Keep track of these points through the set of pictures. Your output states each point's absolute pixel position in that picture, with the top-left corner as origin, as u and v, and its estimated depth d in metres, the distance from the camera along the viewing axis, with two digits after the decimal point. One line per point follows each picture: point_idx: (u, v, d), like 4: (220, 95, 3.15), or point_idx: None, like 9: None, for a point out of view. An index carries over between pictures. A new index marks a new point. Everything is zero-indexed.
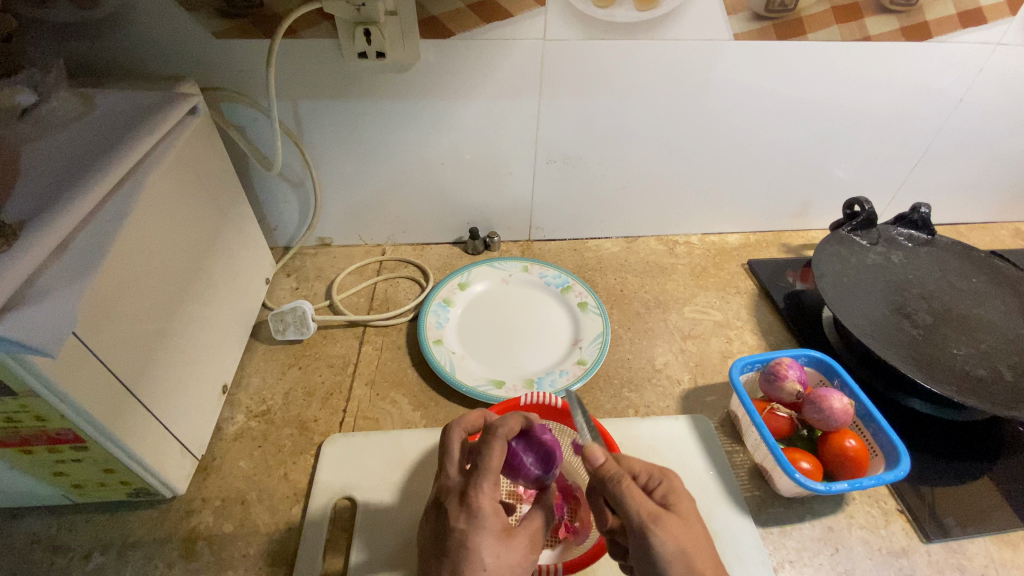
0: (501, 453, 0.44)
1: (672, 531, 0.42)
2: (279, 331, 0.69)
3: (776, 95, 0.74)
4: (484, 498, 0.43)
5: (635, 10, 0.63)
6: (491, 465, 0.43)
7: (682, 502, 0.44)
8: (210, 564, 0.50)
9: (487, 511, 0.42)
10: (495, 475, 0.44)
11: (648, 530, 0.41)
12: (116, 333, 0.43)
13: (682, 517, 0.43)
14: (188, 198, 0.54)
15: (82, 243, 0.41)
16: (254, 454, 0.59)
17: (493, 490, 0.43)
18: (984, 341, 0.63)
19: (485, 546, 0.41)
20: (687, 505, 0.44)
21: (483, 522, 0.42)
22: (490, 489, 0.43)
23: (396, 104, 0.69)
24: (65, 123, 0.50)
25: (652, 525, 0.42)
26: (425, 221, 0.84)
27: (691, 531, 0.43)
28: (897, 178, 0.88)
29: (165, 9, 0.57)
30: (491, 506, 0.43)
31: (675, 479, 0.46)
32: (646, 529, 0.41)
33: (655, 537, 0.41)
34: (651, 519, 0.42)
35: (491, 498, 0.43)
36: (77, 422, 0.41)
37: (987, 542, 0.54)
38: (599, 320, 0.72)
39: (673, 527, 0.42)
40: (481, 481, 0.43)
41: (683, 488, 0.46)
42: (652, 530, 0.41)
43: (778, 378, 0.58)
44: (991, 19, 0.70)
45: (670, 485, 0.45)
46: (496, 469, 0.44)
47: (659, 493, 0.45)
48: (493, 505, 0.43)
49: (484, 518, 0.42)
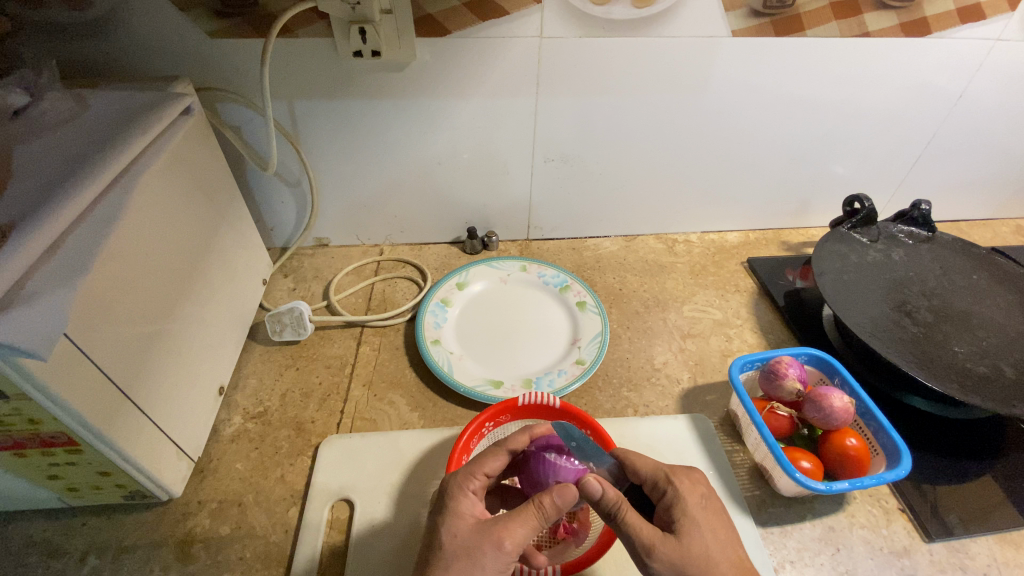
0: (495, 456, 0.47)
1: (673, 560, 0.41)
2: (276, 332, 0.69)
3: (774, 92, 0.74)
4: (459, 484, 0.45)
5: (632, 6, 0.63)
6: (483, 462, 0.46)
7: (687, 513, 0.44)
8: (207, 566, 0.50)
9: (457, 495, 0.44)
10: (484, 472, 0.46)
11: (644, 562, 0.42)
12: (108, 336, 0.42)
13: (683, 538, 0.42)
14: (182, 198, 0.54)
15: (75, 243, 0.41)
16: (251, 455, 0.58)
17: (472, 486, 0.45)
18: (986, 339, 0.63)
19: (448, 525, 0.43)
20: (691, 516, 0.44)
21: (450, 505, 0.44)
22: (465, 481, 0.45)
23: (393, 104, 0.69)
24: (58, 124, 0.50)
25: (652, 557, 0.42)
26: (423, 220, 0.83)
27: (692, 549, 0.42)
28: (898, 175, 0.87)
29: (159, 9, 0.57)
30: (463, 497, 0.44)
31: (681, 486, 0.45)
32: (641, 559, 0.42)
33: (651, 567, 0.42)
34: (648, 550, 0.42)
35: (465, 485, 0.45)
36: (69, 425, 0.40)
37: (989, 542, 0.54)
38: (597, 319, 0.72)
39: (672, 554, 0.42)
40: (465, 469, 0.46)
41: (689, 494, 0.45)
42: (648, 562, 0.42)
43: (778, 377, 0.57)
44: (991, 14, 0.69)
45: (673, 495, 0.45)
46: (488, 467, 0.46)
47: (663, 504, 0.45)
48: (466, 496, 0.44)
49: (453, 502, 0.44)
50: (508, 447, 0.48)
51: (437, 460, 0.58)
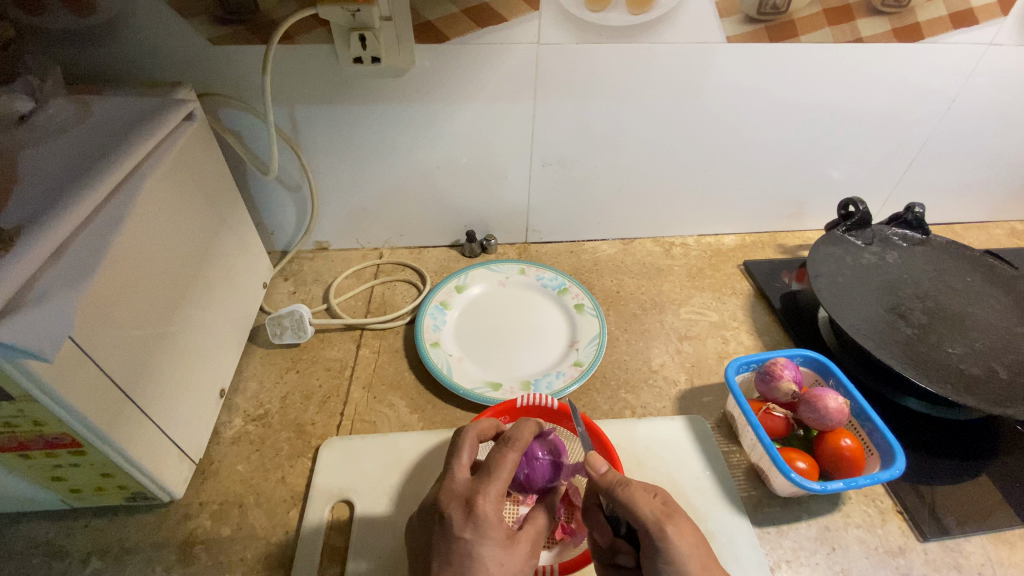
0: (515, 462, 0.43)
1: (686, 533, 0.41)
2: (276, 335, 0.69)
3: (770, 97, 0.75)
4: (490, 504, 0.41)
5: (628, 13, 0.64)
6: (503, 472, 0.42)
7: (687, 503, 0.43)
8: (208, 566, 0.50)
9: (492, 521, 0.41)
10: (504, 484, 0.42)
11: (664, 525, 0.41)
12: (111, 339, 0.43)
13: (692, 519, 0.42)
14: (185, 202, 0.54)
15: (80, 247, 0.42)
16: (251, 457, 0.59)
17: (499, 500, 0.42)
18: (979, 340, 0.64)
19: (492, 555, 0.40)
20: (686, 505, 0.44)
21: (486, 532, 0.40)
22: (495, 500, 0.41)
23: (392, 109, 0.69)
24: (63, 129, 0.51)
25: (667, 521, 0.41)
26: (423, 224, 0.84)
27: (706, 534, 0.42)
28: (893, 178, 0.88)
29: (163, 17, 0.58)
30: (496, 519, 0.41)
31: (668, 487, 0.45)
32: (661, 526, 0.41)
33: (671, 531, 0.41)
34: (665, 514, 0.42)
35: (496, 504, 0.41)
36: (74, 426, 0.41)
37: (984, 541, 0.54)
38: (595, 321, 0.72)
39: (686, 532, 0.41)
40: (488, 485, 0.42)
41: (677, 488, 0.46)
42: (668, 524, 0.41)
43: (774, 378, 0.58)
44: (982, 20, 0.70)
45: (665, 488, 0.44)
46: (506, 477, 0.43)
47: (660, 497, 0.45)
48: (499, 516, 0.41)
49: (487, 527, 0.40)
50: (520, 448, 0.44)
51: (436, 461, 0.59)
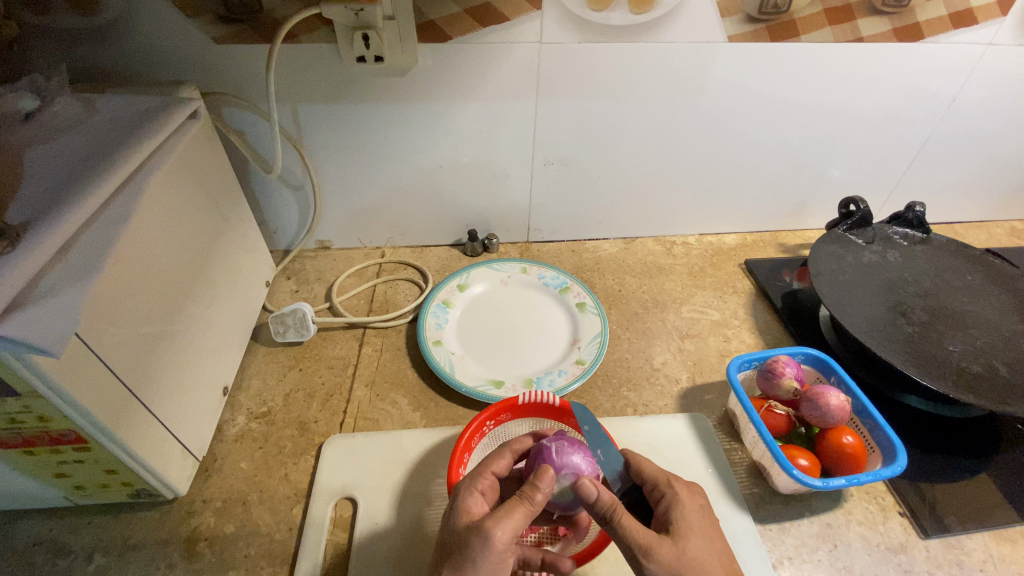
0: (502, 457, 0.50)
1: (668, 561, 0.42)
2: (279, 333, 0.69)
3: (770, 96, 0.75)
4: (466, 484, 0.46)
5: (630, 13, 0.64)
6: (487, 462, 0.49)
7: (685, 517, 0.44)
8: (211, 564, 0.50)
9: (463, 497, 0.45)
10: (490, 471, 0.48)
11: (638, 561, 0.42)
12: (117, 336, 0.43)
13: (676, 538, 0.43)
14: (189, 201, 0.55)
15: (87, 243, 0.42)
16: (255, 455, 0.59)
17: (474, 483, 0.46)
18: (979, 338, 0.64)
19: (451, 522, 0.44)
20: (689, 522, 0.44)
21: (456, 505, 0.45)
22: (471, 481, 0.46)
23: (394, 108, 0.70)
24: (68, 128, 0.51)
25: (644, 557, 0.42)
26: (425, 223, 0.84)
27: (688, 552, 0.42)
28: (893, 177, 0.88)
29: (167, 17, 0.58)
30: (471, 495, 0.45)
31: (681, 491, 0.46)
32: (637, 561, 0.42)
33: (646, 568, 0.42)
34: (642, 550, 0.42)
35: (473, 484, 0.46)
36: (79, 422, 0.41)
37: (985, 538, 0.54)
38: (597, 320, 0.73)
39: (666, 556, 0.42)
40: (472, 472, 0.48)
41: (688, 501, 0.46)
42: (642, 562, 0.42)
43: (776, 376, 0.58)
44: (982, 20, 0.70)
45: (672, 499, 0.46)
46: (493, 467, 0.49)
47: (662, 507, 0.46)
48: (473, 494, 0.45)
49: (458, 501, 0.45)
50: (512, 447, 0.51)
51: (438, 459, 0.59)
